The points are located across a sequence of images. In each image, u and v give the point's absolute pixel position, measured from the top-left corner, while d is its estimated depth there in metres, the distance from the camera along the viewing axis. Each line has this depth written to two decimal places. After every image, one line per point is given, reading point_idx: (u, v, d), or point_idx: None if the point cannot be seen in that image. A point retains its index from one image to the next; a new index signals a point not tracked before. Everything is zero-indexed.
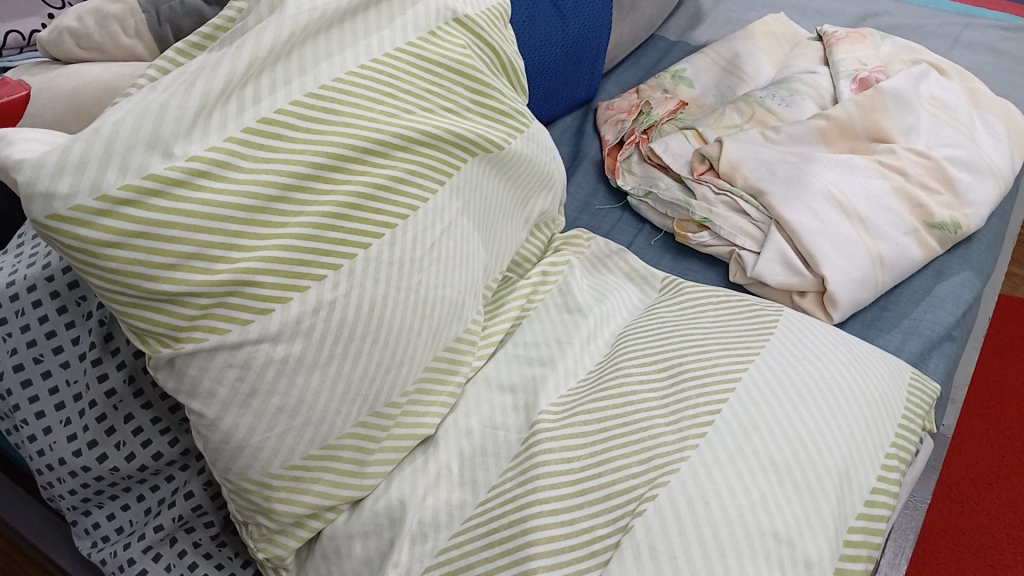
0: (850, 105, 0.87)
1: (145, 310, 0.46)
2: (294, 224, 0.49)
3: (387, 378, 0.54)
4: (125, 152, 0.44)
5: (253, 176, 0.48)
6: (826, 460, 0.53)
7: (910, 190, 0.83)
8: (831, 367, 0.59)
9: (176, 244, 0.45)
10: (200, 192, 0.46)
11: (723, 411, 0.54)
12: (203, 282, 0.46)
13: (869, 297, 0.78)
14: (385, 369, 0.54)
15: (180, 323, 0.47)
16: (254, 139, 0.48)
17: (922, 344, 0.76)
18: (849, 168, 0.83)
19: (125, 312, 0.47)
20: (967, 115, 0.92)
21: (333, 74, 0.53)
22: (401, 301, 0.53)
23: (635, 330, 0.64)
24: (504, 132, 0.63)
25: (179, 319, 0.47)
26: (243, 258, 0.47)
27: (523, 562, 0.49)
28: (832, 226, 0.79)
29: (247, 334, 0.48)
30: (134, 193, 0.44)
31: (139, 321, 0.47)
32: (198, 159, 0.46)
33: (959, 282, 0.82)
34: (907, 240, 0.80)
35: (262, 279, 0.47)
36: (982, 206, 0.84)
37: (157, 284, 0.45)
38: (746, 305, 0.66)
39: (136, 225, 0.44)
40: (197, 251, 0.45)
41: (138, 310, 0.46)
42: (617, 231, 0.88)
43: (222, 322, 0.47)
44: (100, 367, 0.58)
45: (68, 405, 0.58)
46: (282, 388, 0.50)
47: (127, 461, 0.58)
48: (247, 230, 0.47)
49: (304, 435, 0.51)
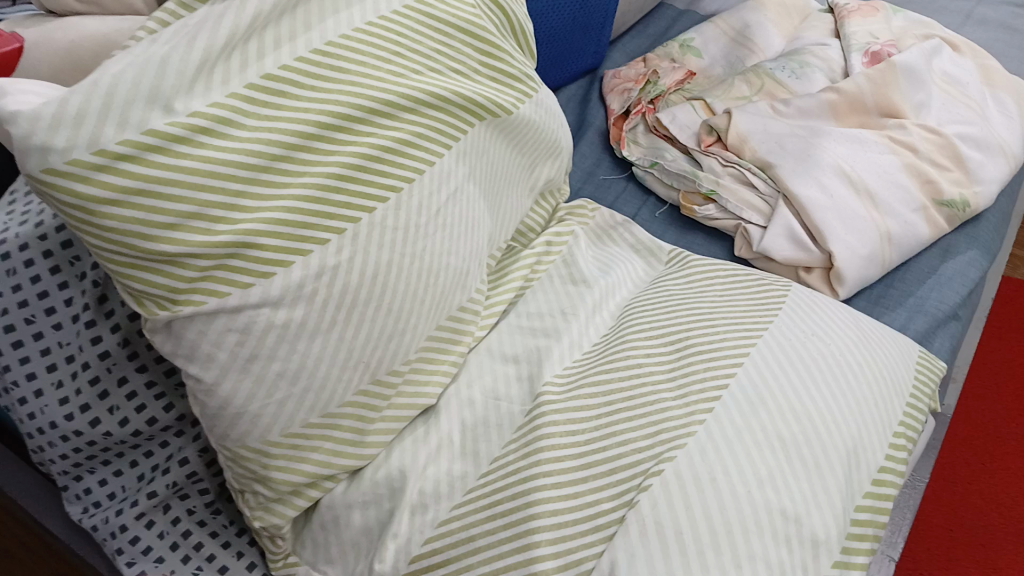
0: (861, 78, 0.86)
1: (144, 270, 0.45)
2: (298, 185, 0.48)
3: (389, 346, 0.53)
4: (124, 105, 0.42)
5: (256, 134, 0.46)
6: (834, 437, 0.52)
7: (920, 166, 0.81)
8: (839, 343, 0.59)
9: (177, 203, 0.43)
10: (201, 151, 0.44)
11: (730, 386, 0.53)
12: (205, 244, 0.44)
13: (875, 274, 0.77)
14: (388, 337, 0.52)
15: (180, 285, 0.45)
16: (259, 96, 0.46)
17: (928, 322, 0.76)
18: (858, 143, 0.82)
19: (123, 273, 0.45)
20: (979, 93, 0.90)
21: (339, 30, 0.51)
22: (405, 268, 0.52)
23: (641, 302, 0.63)
24: (514, 97, 0.62)
25: (180, 280, 0.45)
26: (245, 220, 0.45)
27: (526, 535, 0.48)
28: (840, 202, 0.77)
29: (248, 298, 0.46)
30: (133, 148, 0.42)
31: (137, 281, 0.45)
32: (199, 115, 0.44)
33: (965, 261, 0.81)
34: (916, 218, 0.79)
35: (263, 242, 0.46)
36: (992, 184, 0.83)
37: (157, 245, 0.43)
38: (754, 279, 0.65)
39: (136, 183, 0.42)
40: (199, 211, 0.44)
41: (137, 270, 0.45)
42: (622, 202, 0.86)
43: (223, 285, 0.46)
44: (94, 330, 0.57)
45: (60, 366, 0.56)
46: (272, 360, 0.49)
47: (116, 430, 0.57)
48: (249, 192, 0.46)
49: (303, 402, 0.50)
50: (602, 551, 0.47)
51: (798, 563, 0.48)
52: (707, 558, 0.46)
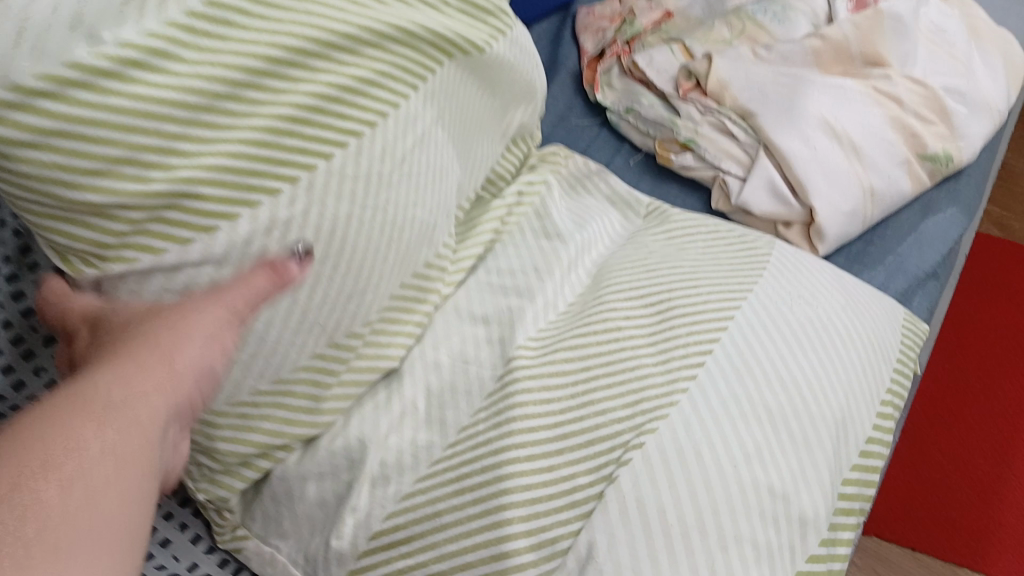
0: (847, 25, 0.82)
1: (69, 222, 0.41)
2: (245, 128, 0.42)
3: (349, 306, 0.48)
4: (40, 35, 0.36)
5: (197, 69, 0.40)
6: (821, 408, 0.50)
7: (904, 119, 0.78)
8: (827, 307, 0.56)
9: (103, 146, 0.38)
10: (132, 86, 0.38)
11: (715, 352, 0.50)
12: (135, 194, 0.39)
13: (856, 231, 0.74)
14: (347, 297, 0.48)
15: (110, 239, 0.41)
16: (202, 24, 0.40)
17: (906, 282, 0.74)
18: (842, 94, 0.78)
19: (49, 223, 0.41)
20: (965, 44, 0.86)
21: None
22: (368, 223, 0.47)
23: (619, 259, 0.59)
24: (486, 33, 0.56)
25: (110, 235, 0.41)
26: (184, 166, 0.40)
27: (498, 512, 0.44)
28: (823, 155, 0.74)
29: (186, 256, 0.42)
30: (52, 84, 0.37)
31: (65, 233, 0.41)
32: (131, 46, 0.38)
33: (946, 219, 0.79)
34: (900, 173, 0.76)
35: (204, 194, 0.41)
36: (975, 140, 0.81)
37: (79, 195, 0.39)
38: (738, 237, 0.62)
39: (54, 123, 0.37)
40: (128, 156, 0.39)
41: (63, 221, 0.41)
42: (595, 149, 0.82)
43: (157, 241, 0.41)
44: (17, 283, 0.50)
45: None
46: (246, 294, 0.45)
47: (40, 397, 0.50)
48: (188, 134, 0.40)
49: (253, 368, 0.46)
50: (579, 530, 0.44)
51: (785, 542, 0.45)
52: (691, 539, 0.43)
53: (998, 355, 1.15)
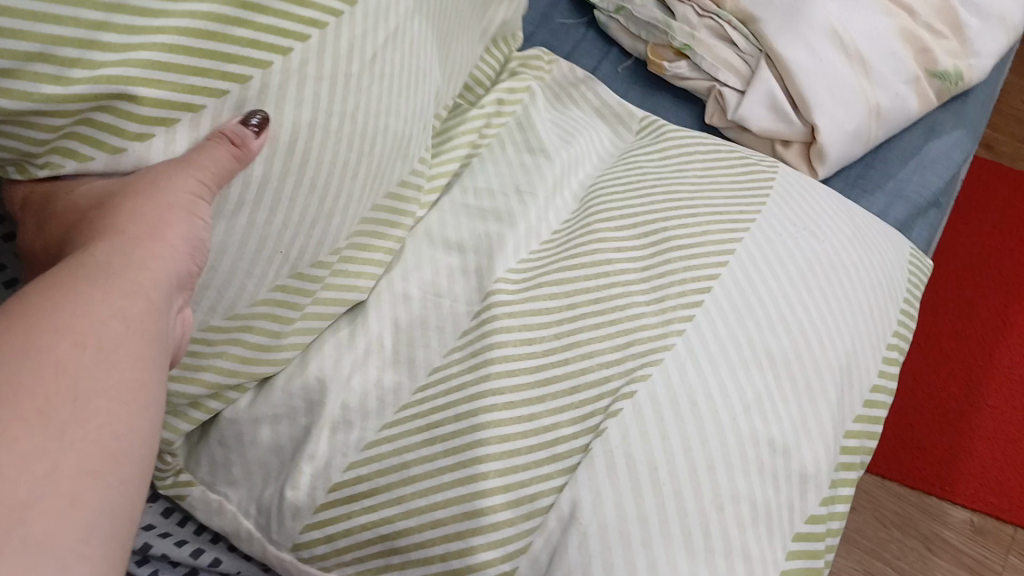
0: None
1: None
2: (182, 16, 0.35)
3: (314, 232, 0.43)
4: None
5: None
6: (825, 353, 0.45)
7: (916, 32, 0.72)
8: (833, 242, 0.51)
9: (10, 40, 0.32)
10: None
11: (714, 289, 0.45)
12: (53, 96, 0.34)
13: (858, 152, 0.69)
14: (311, 222, 0.43)
15: (36, 140, 0.36)
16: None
17: (908, 210, 0.69)
18: (853, 1, 0.71)
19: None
20: None
21: None
22: (338, 139, 0.41)
23: (610, 182, 0.53)
24: None
25: (34, 140, 0.36)
26: (112, 62, 0.34)
27: (471, 465, 0.40)
28: (828, 67, 0.68)
29: (122, 165, 0.37)
30: None
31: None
32: None
33: (951, 142, 0.74)
34: (907, 90, 0.70)
35: (141, 97, 0.35)
36: (988, 57, 0.75)
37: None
38: (738, 159, 0.56)
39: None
40: (38, 50, 0.33)
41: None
42: (581, 53, 0.76)
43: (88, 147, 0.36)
44: None
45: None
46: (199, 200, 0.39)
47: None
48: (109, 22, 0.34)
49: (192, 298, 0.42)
50: (561, 486, 0.40)
51: (784, 502, 0.42)
52: (685, 501, 0.39)
53: (977, 282, 1.13)
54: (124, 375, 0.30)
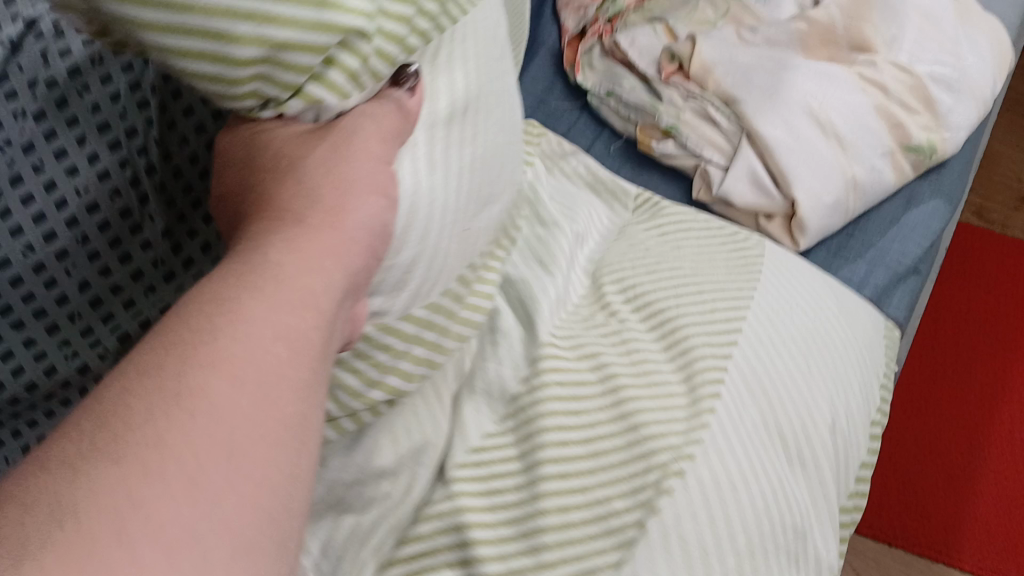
0: (834, 9, 0.81)
1: (202, 60, 0.33)
2: None
3: (480, 211, 0.45)
4: None
5: None
6: (827, 432, 0.48)
7: (889, 108, 0.76)
8: (825, 321, 0.54)
9: None
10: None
11: (732, 368, 0.47)
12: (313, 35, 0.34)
13: (838, 223, 0.72)
14: (482, 192, 0.45)
15: (270, 76, 0.35)
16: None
17: (887, 277, 0.72)
18: (828, 79, 0.76)
19: (176, 56, 0.33)
20: (954, 29, 0.83)
21: None
22: (486, 110, 0.45)
23: (615, 262, 0.56)
24: None
25: (271, 79, 0.35)
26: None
27: (532, 535, 0.39)
28: (805, 140, 0.72)
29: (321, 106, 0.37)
30: None
31: (186, 66, 0.34)
32: None
33: (928, 211, 0.77)
34: (883, 163, 0.74)
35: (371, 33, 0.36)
36: (961, 130, 0.79)
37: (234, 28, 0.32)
38: (731, 238, 0.59)
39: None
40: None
41: (193, 59, 0.33)
42: (575, 134, 0.80)
43: (318, 85, 0.36)
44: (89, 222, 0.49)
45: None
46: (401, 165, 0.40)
47: (14, 377, 0.45)
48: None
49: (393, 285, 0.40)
50: (620, 561, 0.39)
51: None
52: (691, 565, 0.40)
53: (973, 344, 1.15)
54: (283, 404, 0.28)
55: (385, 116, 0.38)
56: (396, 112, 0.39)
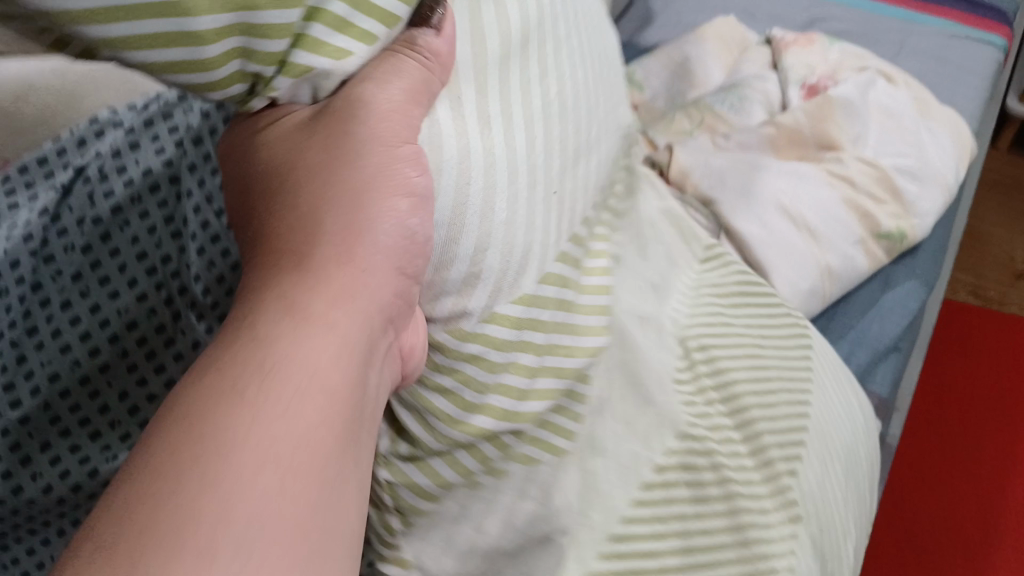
0: (800, 113, 0.87)
1: (172, 47, 0.32)
2: None
3: (574, 191, 0.53)
4: None
5: None
6: (848, 542, 0.57)
7: (859, 201, 0.82)
8: (851, 428, 0.62)
9: None
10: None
11: (808, 488, 0.54)
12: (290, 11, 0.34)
13: (817, 309, 0.78)
14: (575, 177, 0.52)
15: (254, 52, 0.35)
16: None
17: (869, 356, 0.78)
18: (798, 177, 0.82)
19: (136, 48, 0.31)
20: (914, 123, 0.90)
21: None
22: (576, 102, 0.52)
23: (699, 324, 0.58)
24: None
25: (254, 56, 0.35)
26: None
27: None
28: (778, 236, 0.77)
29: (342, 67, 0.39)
30: None
31: (149, 57, 0.32)
32: None
33: (905, 291, 0.82)
34: (855, 251, 0.80)
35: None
36: (929, 215, 0.85)
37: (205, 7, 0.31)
38: (782, 314, 0.64)
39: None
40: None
41: (161, 49, 0.32)
42: None
43: (318, 46, 0.37)
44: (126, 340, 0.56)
45: (18, 385, 0.54)
46: (478, 121, 0.44)
47: (63, 477, 0.54)
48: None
49: (484, 233, 0.45)
50: None
51: None
52: None
53: (985, 426, 1.17)
54: (304, 446, 0.33)
55: (425, 78, 0.42)
56: (426, 68, 0.42)
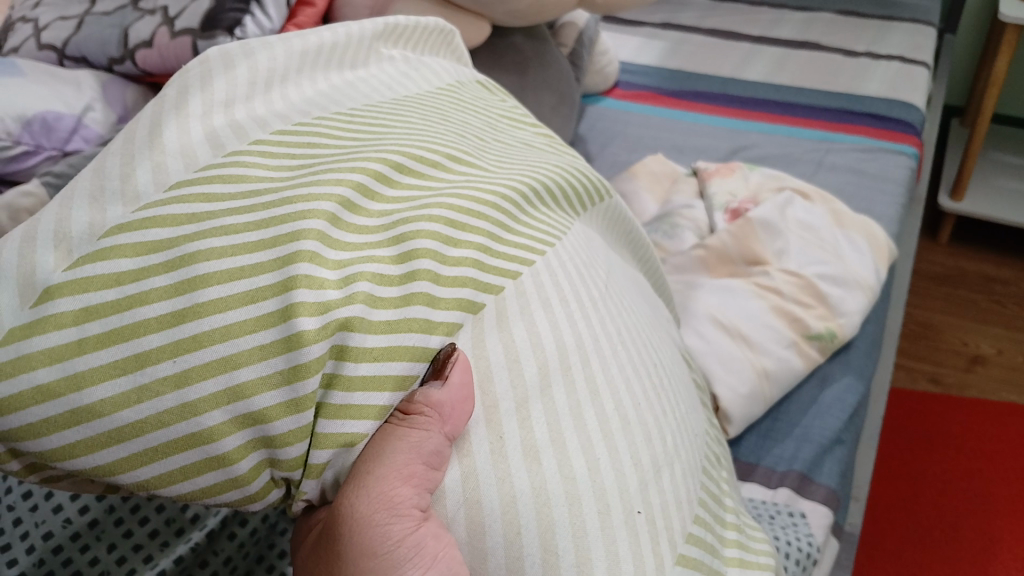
0: (725, 234, 0.96)
1: (204, 472, 0.37)
2: (464, 248, 0.46)
3: (671, 421, 0.51)
4: (264, 295, 0.38)
5: (361, 237, 0.43)
6: None
7: (786, 307, 0.89)
8: None
9: (377, 313, 0.40)
10: (215, 248, 0.39)
11: None
12: (289, 364, 0.37)
13: (759, 409, 0.84)
14: (668, 407, 0.51)
15: (271, 437, 0.38)
16: (214, 185, 0.42)
17: (815, 450, 0.84)
18: (729, 293, 0.90)
19: (174, 482, 0.37)
20: (831, 234, 0.98)
21: (403, 138, 0.53)
22: (631, 337, 0.52)
23: None
24: (595, 190, 0.63)
25: (279, 463, 0.39)
26: (419, 287, 0.42)
27: None
28: (718, 347, 0.84)
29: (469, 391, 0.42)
30: (318, 313, 0.37)
31: (186, 487, 0.38)
32: (309, 231, 0.40)
33: (842, 387, 0.90)
34: (789, 353, 0.87)
35: (353, 316, 0.38)
36: (855, 315, 0.91)
37: (193, 396, 0.36)
38: None
39: (115, 320, 0.36)
40: (258, 315, 0.37)
41: (196, 476, 0.37)
42: None
43: (332, 427, 0.39)
44: (102, 540, 0.59)
45: (15, 547, 0.58)
46: (521, 460, 0.41)
47: None
48: (300, 277, 0.38)
49: (514, 549, 0.41)
50: None
51: None
52: None
53: (951, 506, 1.27)
54: None
55: (424, 442, 0.39)
56: (421, 430, 0.39)
